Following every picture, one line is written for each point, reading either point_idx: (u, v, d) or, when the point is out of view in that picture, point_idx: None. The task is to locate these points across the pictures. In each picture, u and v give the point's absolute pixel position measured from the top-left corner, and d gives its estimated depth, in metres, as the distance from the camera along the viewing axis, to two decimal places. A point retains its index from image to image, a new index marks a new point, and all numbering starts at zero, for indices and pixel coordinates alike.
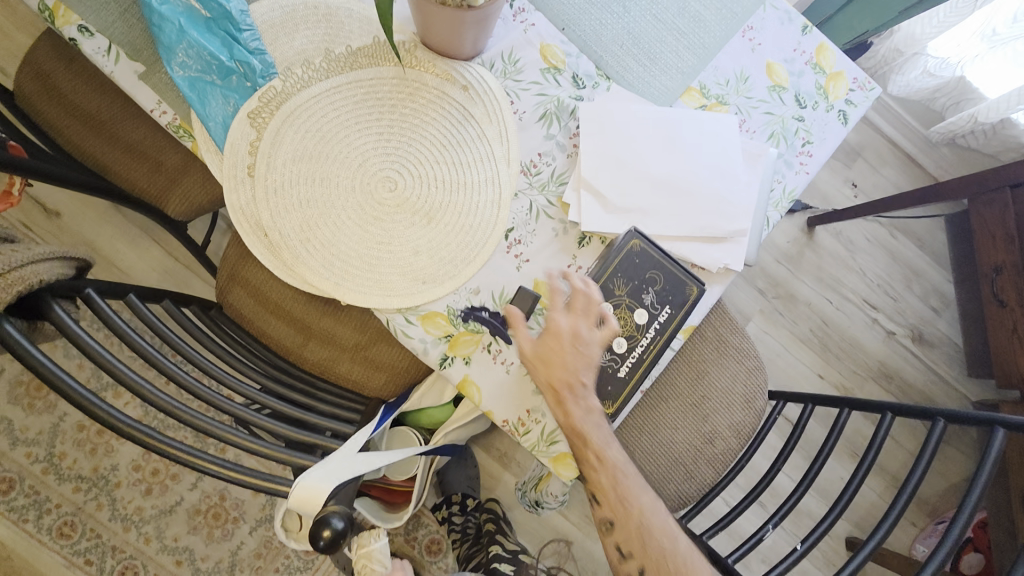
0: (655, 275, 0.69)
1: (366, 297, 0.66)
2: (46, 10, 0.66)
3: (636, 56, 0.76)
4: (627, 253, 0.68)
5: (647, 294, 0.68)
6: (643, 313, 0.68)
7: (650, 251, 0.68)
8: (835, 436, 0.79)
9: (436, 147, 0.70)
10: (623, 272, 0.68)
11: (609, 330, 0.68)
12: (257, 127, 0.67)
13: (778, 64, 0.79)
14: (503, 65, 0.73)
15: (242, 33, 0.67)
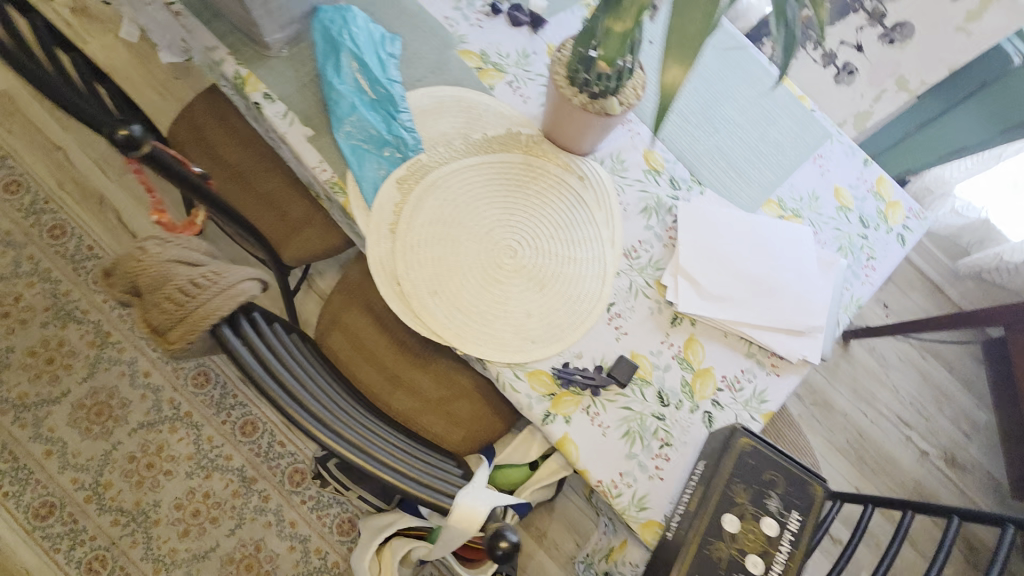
0: (777, 478, 0.66)
1: (481, 349, 0.72)
2: (240, 78, 0.78)
3: (725, 168, 0.88)
4: (740, 454, 0.67)
5: (771, 498, 0.66)
6: (770, 522, 0.65)
7: (766, 451, 0.67)
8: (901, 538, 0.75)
9: (553, 225, 0.79)
10: (739, 478, 0.66)
11: (739, 549, 0.64)
12: (403, 191, 0.76)
13: (844, 189, 0.91)
14: (612, 162, 0.85)
15: (401, 114, 0.79)
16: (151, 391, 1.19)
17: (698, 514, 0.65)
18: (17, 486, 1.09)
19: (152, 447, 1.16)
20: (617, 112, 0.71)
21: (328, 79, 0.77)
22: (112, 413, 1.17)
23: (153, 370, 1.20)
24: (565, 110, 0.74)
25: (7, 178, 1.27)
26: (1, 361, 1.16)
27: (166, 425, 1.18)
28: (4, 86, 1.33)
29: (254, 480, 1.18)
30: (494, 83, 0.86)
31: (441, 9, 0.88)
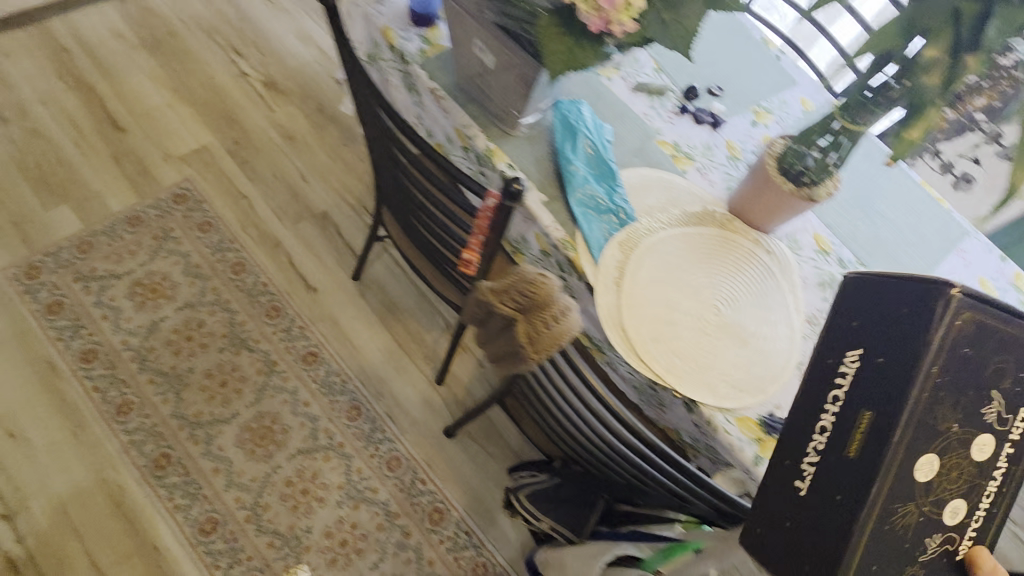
0: (1006, 362, 0.54)
1: (698, 394, 0.81)
2: (488, 150, 0.94)
3: (883, 254, 1.00)
4: (949, 343, 0.52)
5: (1001, 387, 0.54)
6: (998, 423, 0.55)
7: (985, 326, 0.53)
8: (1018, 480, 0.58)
9: (749, 290, 0.90)
10: (958, 369, 0.53)
11: (951, 452, 0.54)
12: (624, 251, 0.89)
13: (988, 280, 1.02)
14: (789, 241, 0.97)
15: (619, 187, 0.93)
16: (309, 420, 1.27)
17: (888, 423, 0.53)
18: (186, 500, 1.16)
19: (307, 474, 1.23)
20: (821, 198, 0.84)
21: (563, 152, 0.92)
22: (274, 437, 1.24)
23: (312, 401, 1.29)
24: (772, 192, 0.86)
25: (202, 219, 1.43)
26: (182, 380, 1.26)
27: (320, 453, 1.25)
28: (205, 142, 1.54)
29: (397, 515, 1.23)
30: (687, 170, 1.01)
31: (641, 105, 1.05)
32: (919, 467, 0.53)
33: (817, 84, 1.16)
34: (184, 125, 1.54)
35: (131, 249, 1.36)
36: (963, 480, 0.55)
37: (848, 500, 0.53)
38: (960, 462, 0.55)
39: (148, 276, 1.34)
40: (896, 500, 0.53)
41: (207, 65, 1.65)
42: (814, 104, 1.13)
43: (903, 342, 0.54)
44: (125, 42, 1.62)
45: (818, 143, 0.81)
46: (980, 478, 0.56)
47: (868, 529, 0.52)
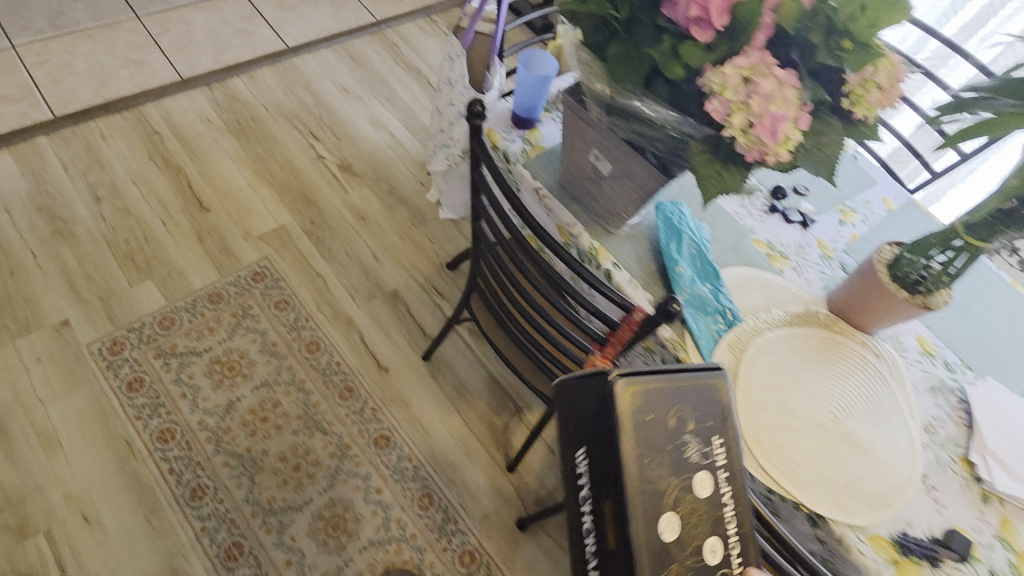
0: (682, 406, 0.55)
1: (825, 508, 0.78)
2: (592, 249, 0.96)
3: (991, 358, 0.98)
4: (625, 420, 0.53)
5: (682, 433, 0.54)
6: (703, 459, 0.55)
7: (654, 388, 0.54)
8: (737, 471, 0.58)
9: (863, 395, 0.89)
10: (645, 436, 0.53)
11: (689, 498, 0.53)
12: (735, 354, 0.89)
13: None
14: (894, 343, 0.96)
15: (723, 286, 0.94)
16: (381, 508, 1.24)
17: (625, 521, 0.52)
18: None
19: (379, 568, 1.18)
20: (937, 305, 0.85)
21: (669, 251, 0.93)
22: (346, 527, 1.20)
23: (384, 488, 1.26)
24: (884, 295, 0.87)
25: (279, 297, 1.46)
26: (256, 464, 1.24)
27: (393, 546, 1.20)
28: (283, 221, 1.59)
29: None
30: (784, 270, 1.01)
31: (733, 205, 1.07)
32: (662, 534, 0.52)
33: (895, 185, 1.19)
34: (264, 205, 1.61)
35: (211, 325, 1.38)
36: (704, 526, 0.54)
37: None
38: (701, 510, 0.54)
39: (227, 353, 1.35)
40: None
41: (287, 149, 1.74)
42: (896, 203, 1.16)
43: (595, 424, 0.55)
44: (212, 126, 1.72)
45: (953, 244, 0.79)
46: (717, 515, 0.54)
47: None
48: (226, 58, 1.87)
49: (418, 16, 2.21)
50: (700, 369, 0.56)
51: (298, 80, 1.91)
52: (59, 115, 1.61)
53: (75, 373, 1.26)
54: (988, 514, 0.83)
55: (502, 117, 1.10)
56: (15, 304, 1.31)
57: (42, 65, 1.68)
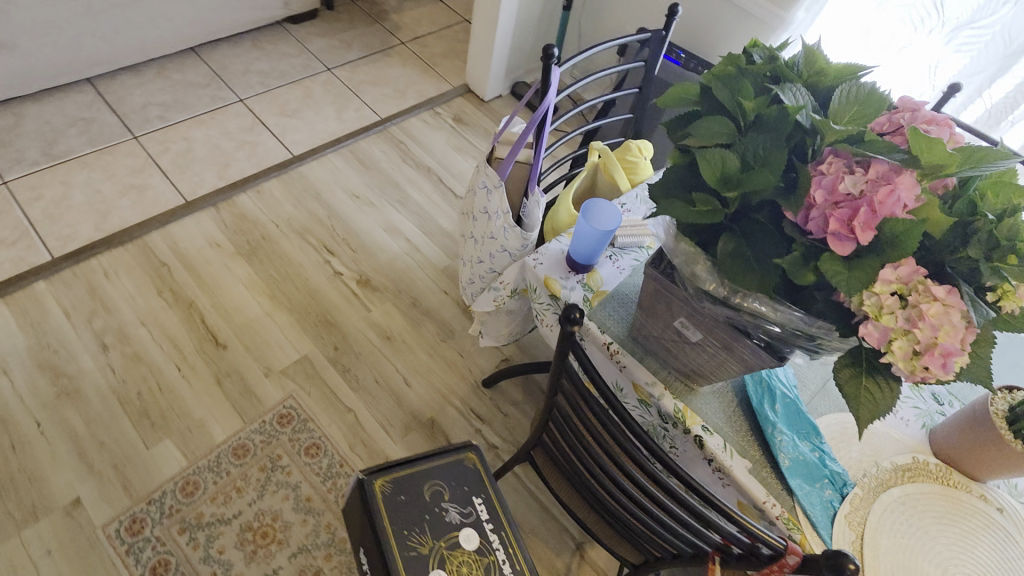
0: (437, 484, 0.97)
1: None
2: (679, 411, 0.88)
3: None
4: (388, 504, 0.93)
5: (440, 503, 0.95)
6: (464, 518, 0.95)
7: (400, 478, 0.95)
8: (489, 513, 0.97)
9: (999, 564, 0.81)
10: (401, 511, 0.93)
11: (459, 550, 0.93)
12: (855, 529, 0.81)
13: None
14: (1009, 490, 0.88)
15: (823, 444, 0.87)
16: None
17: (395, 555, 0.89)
18: None
19: None
20: None
21: (764, 412, 0.87)
22: None
23: None
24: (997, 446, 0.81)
25: (309, 441, 1.35)
26: None
27: None
28: (306, 350, 1.49)
29: None
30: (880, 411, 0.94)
31: None
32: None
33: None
34: (284, 334, 1.51)
35: (238, 485, 1.26)
36: (476, 567, 0.92)
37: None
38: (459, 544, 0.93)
39: (258, 518, 1.23)
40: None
41: (301, 267, 1.65)
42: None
43: (400, 508, 0.93)
44: (221, 250, 1.63)
45: None
46: (461, 540, 0.93)
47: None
48: (231, 173, 1.80)
49: (421, 109, 2.18)
50: (451, 453, 1.00)
51: (306, 190, 1.84)
52: (56, 256, 1.51)
53: (90, 563, 1.13)
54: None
55: (557, 260, 1.03)
56: (19, 487, 1.18)
57: (36, 201, 1.59)
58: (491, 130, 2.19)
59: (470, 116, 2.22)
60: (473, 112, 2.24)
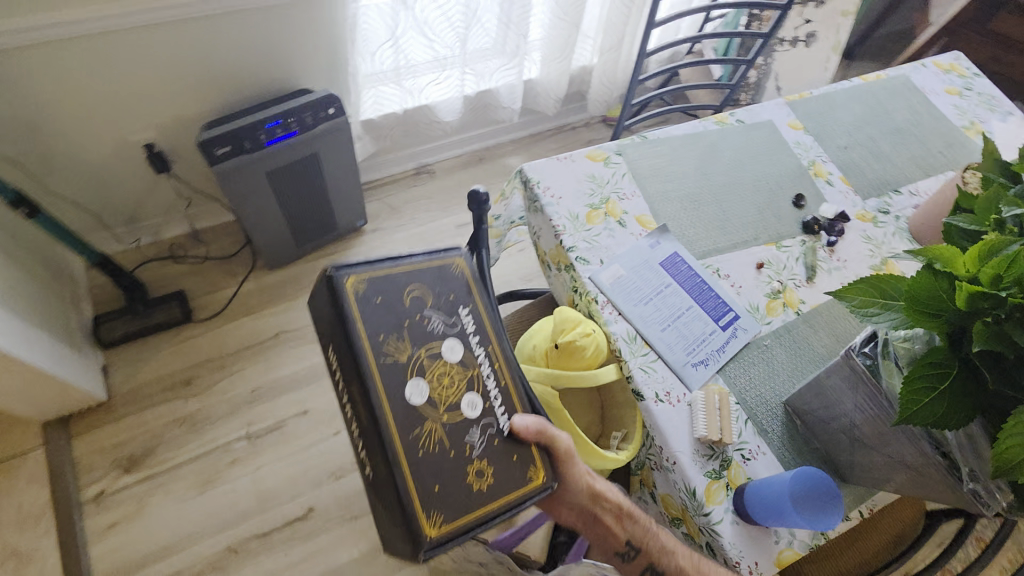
0: (416, 284, 0.65)
1: None
2: None
3: (918, 132, 1.29)
4: (358, 303, 0.61)
5: (423, 310, 0.64)
6: (451, 328, 0.65)
7: (377, 276, 0.62)
8: (479, 326, 0.66)
9: None
10: (376, 316, 0.61)
11: (440, 364, 0.63)
12: None
13: (948, 87, 1.40)
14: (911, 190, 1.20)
15: None
16: None
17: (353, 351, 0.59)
18: None
19: None
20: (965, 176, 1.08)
21: None
22: None
23: None
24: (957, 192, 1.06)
25: None
26: None
27: None
28: None
29: None
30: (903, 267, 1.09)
31: (829, 283, 1.04)
32: (411, 401, 0.60)
33: (770, 106, 1.26)
34: None
35: None
36: (461, 381, 0.63)
37: (379, 459, 0.59)
38: (443, 369, 0.63)
39: None
40: (415, 434, 0.59)
41: None
42: (796, 118, 1.25)
43: (371, 312, 0.61)
44: None
45: None
46: (444, 361, 0.63)
47: (410, 463, 0.58)
48: None
49: (76, 529, 1.17)
50: (437, 253, 0.67)
51: None
52: None
53: None
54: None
55: (746, 533, 0.79)
56: None
57: None
58: (181, 415, 1.32)
59: (131, 437, 1.28)
60: (124, 430, 1.28)
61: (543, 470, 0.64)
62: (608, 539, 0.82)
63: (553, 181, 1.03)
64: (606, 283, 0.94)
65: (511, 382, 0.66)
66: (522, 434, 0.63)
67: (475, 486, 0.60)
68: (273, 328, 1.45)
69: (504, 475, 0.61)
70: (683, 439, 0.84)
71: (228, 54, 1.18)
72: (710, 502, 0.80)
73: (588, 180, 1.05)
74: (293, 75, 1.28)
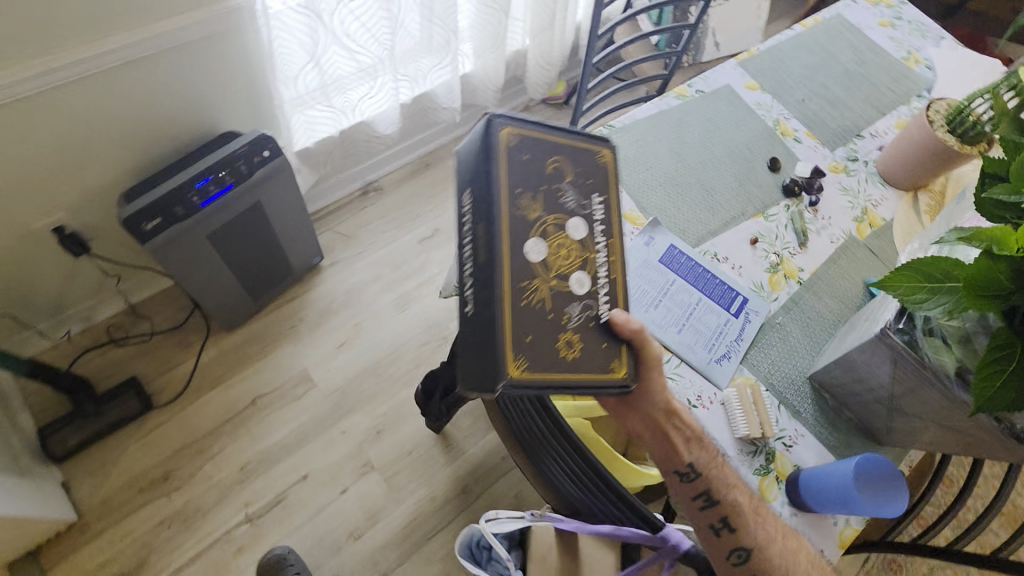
0: (559, 157, 0.62)
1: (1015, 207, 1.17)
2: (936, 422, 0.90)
3: (864, 71, 1.30)
4: (509, 153, 0.58)
5: (562, 181, 0.61)
6: (583, 208, 0.62)
7: (530, 134, 0.60)
8: (604, 221, 0.63)
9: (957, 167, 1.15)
10: (519, 169, 0.58)
11: (563, 236, 0.60)
12: None
13: (881, 19, 1.41)
14: (870, 132, 1.20)
15: None
16: None
17: (489, 198, 0.56)
18: None
19: None
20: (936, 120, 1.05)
21: None
22: None
23: None
24: (920, 135, 1.06)
25: None
26: None
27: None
28: None
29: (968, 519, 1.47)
30: (881, 214, 1.11)
31: (820, 244, 1.04)
32: (529, 255, 0.57)
33: (723, 68, 1.22)
34: None
35: None
36: (577, 259, 0.60)
37: (479, 292, 0.56)
38: (565, 245, 0.60)
39: None
40: (521, 285, 0.56)
41: None
42: (751, 78, 1.22)
43: (515, 166, 0.58)
44: None
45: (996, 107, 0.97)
46: (569, 240, 0.60)
47: (510, 308, 0.55)
48: None
49: None
50: (587, 135, 0.64)
51: None
52: None
53: None
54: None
55: (805, 522, 0.79)
56: None
57: None
58: (168, 513, 1.19)
59: (118, 552, 1.14)
60: (107, 546, 1.14)
61: (627, 367, 0.62)
62: (672, 455, 0.74)
63: None
64: None
65: (620, 279, 0.63)
66: (607, 331, 0.61)
67: (564, 358, 0.57)
68: (249, 393, 1.33)
69: (591, 356, 0.59)
70: (726, 440, 0.82)
71: (131, 111, 1.01)
72: (766, 499, 0.80)
73: None
74: (211, 120, 1.13)
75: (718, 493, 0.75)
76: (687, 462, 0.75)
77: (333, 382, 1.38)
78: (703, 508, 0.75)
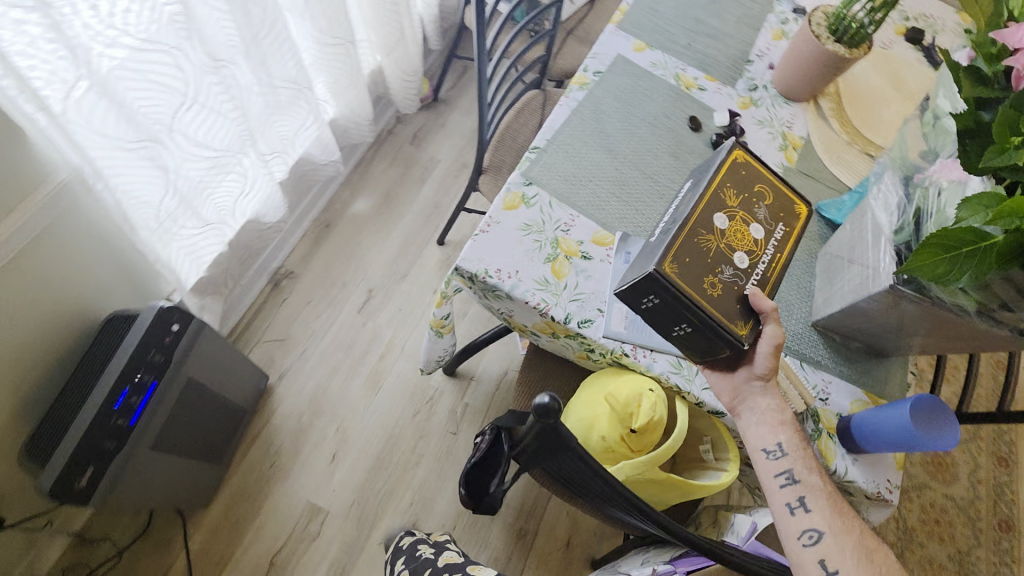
0: (768, 189, 0.77)
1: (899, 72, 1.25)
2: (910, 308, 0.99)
3: None
4: (730, 165, 0.75)
5: (759, 203, 0.76)
6: (768, 225, 0.75)
7: (753, 165, 0.77)
8: (776, 243, 0.75)
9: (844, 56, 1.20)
10: (736, 177, 0.75)
11: (744, 227, 0.74)
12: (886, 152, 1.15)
13: None
14: (755, 54, 1.22)
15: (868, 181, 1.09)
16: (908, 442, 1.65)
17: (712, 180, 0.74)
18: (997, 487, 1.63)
19: None
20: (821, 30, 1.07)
21: None
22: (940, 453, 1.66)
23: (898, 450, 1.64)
24: (813, 51, 1.07)
25: None
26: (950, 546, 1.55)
27: None
28: None
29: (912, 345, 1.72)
30: (798, 133, 1.14)
31: None
32: (718, 221, 0.73)
33: (605, 38, 1.16)
34: None
35: None
36: (748, 245, 0.74)
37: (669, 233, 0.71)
38: (746, 231, 0.74)
39: None
40: (700, 238, 0.71)
41: None
42: (634, 39, 1.17)
43: (735, 178, 0.75)
44: None
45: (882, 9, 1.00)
46: (753, 225, 0.74)
47: (685, 243, 0.70)
48: None
49: None
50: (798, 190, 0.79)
51: None
52: None
53: None
54: (904, 44, 1.29)
55: (865, 462, 0.85)
56: None
57: None
58: None
59: None
60: None
61: (747, 330, 0.71)
62: (763, 432, 0.79)
63: (498, 259, 0.88)
64: (621, 328, 0.86)
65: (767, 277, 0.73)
66: (746, 300, 0.71)
67: (708, 292, 0.69)
68: (264, 555, 1.19)
69: (724, 306, 0.70)
70: None
71: None
72: (831, 460, 0.84)
73: (526, 233, 0.91)
74: (84, 294, 0.96)
75: (799, 473, 0.77)
76: (775, 441, 0.79)
77: (345, 498, 1.27)
78: (783, 485, 0.77)
